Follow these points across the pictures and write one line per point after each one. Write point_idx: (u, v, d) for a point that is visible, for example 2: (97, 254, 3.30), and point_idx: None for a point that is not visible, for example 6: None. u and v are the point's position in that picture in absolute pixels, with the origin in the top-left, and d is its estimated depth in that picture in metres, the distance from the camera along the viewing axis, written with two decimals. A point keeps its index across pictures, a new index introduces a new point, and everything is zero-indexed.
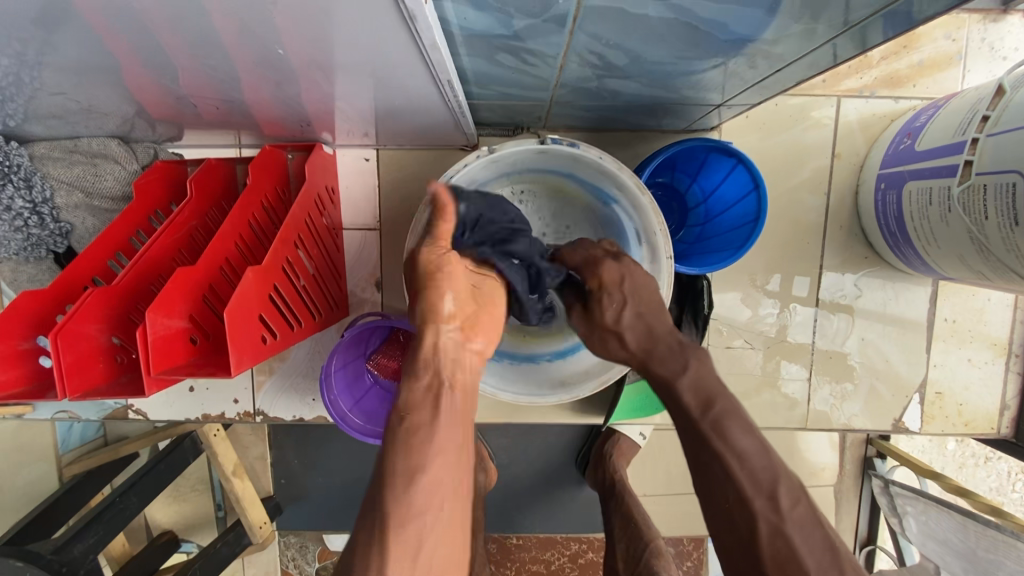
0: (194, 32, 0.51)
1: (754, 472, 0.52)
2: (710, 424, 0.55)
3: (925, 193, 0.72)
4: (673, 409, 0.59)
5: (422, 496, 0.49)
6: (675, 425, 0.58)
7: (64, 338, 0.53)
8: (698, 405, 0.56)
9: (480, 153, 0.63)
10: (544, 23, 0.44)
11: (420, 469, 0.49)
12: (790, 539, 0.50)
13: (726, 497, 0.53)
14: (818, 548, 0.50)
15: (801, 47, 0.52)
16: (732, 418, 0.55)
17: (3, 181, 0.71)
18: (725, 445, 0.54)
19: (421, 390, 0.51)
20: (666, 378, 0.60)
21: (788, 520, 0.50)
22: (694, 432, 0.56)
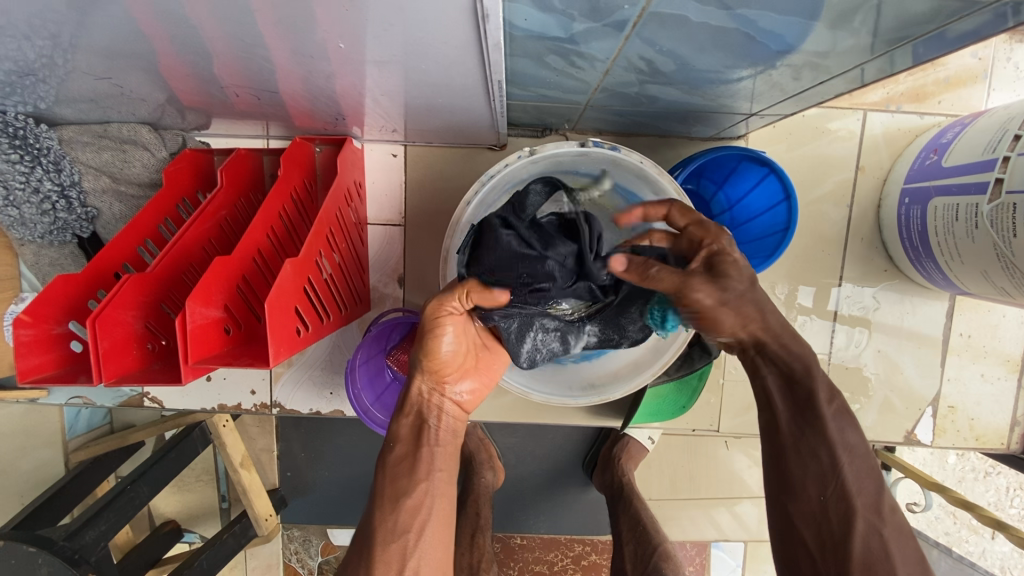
0: (241, 23, 0.51)
1: (861, 475, 0.53)
2: (832, 415, 0.54)
3: (950, 209, 0.73)
4: (795, 393, 0.55)
5: (405, 518, 0.59)
6: (789, 408, 0.55)
7: (102, 324, 0.53)
8: (819, 397, 0.54)
9: (521, 153, 0.64)
10: (602, 27, 0.44)
11: (405, 493, 0.60)
12: (886, 547, 0.51)
13: (823, 489, 0.53)
14: (909, 558, 0.51)
15: (844, 62, 0.53)
16: (848, 420, 0.54)
17: (32, 164, 0.72)
18: (840, 440, 0.53)
19: (404, 425, 0.62)
20: (797, 360, 0.56)
21: (886, 524, 0.52)
22: (813, 418, 0.54)
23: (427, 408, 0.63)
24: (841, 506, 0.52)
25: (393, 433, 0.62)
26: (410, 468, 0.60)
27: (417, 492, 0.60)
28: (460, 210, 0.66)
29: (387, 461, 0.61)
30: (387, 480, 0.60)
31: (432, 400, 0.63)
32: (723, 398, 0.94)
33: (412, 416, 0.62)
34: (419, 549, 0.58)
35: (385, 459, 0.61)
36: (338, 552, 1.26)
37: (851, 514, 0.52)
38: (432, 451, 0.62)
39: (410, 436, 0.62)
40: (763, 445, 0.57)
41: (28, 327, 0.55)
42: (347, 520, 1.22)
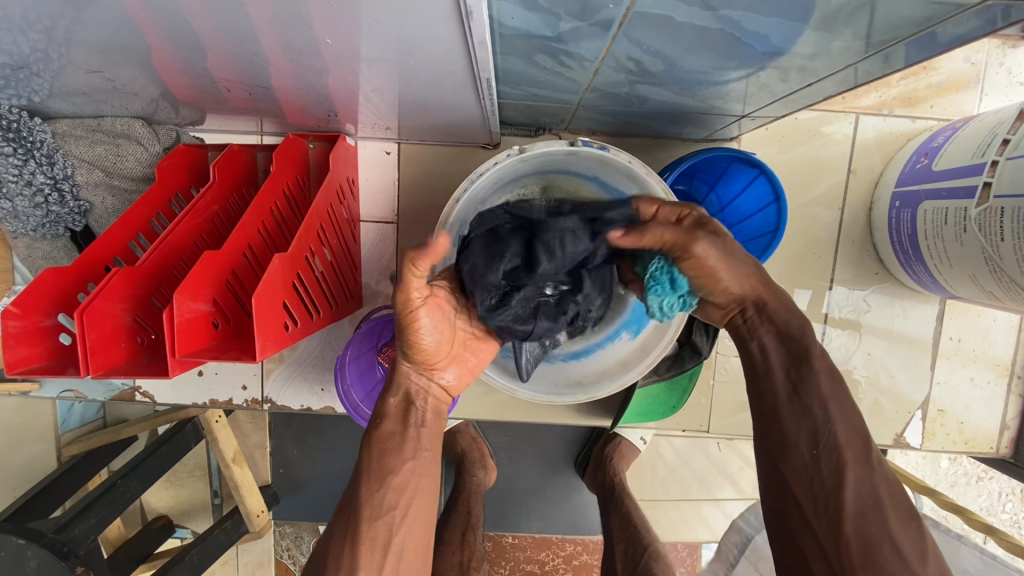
0: (232, 19, 0.51)
1: (852, 429, 0.54)
2: (823, 371, 0.56)
3: (940, 213, 0.73)
4: (787, 351, 0.58)
5: (392, 496, 0.57)
6: (782, 367, 0.58)
7: (90, 316, 0.54)
8: (790, 360, 0.58)
9: (510, 151, 0.64)
10: (589, 27, 0.44)
11: (392, 472, 0.58)
12: (878, 498, 0.51)
13: (814, 443, 0.53)
14: (902, 508, 0.51)
15: (831, 65, 0.53)
16: (839, 375, 0.56)
17: (25, 157, 0.72)
18: (827, 395, 0.55)
19: (392, 403, 0.61)
20: (792, 320, 0.60)
21: (877, 475, 0.52)
22: (805, 373, 0.56)
23: (413, 393, 0.62)
24: (831, 457, 0.53)
25: (381, 413, 0.60)
26: (397, 444, 0.59)
27: (406, 472, 0.58)
28: (449, 208, 0.65)
29: (381, 441, 0.59)
30: (374, 457, 0.58)
31: (420, 382, 0.62)
32: (714, 399, 0.94)
33: (402, 395, 0.61)
34: (404, 523, 0.57)
35: (370, 436, 0.59)
36: None
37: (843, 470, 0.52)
38: (419, 430, 0.61)
39: (398, 414, 0.60)
40: (756, 410, 0.58)
41: (17, 319, 0.55)
42: None
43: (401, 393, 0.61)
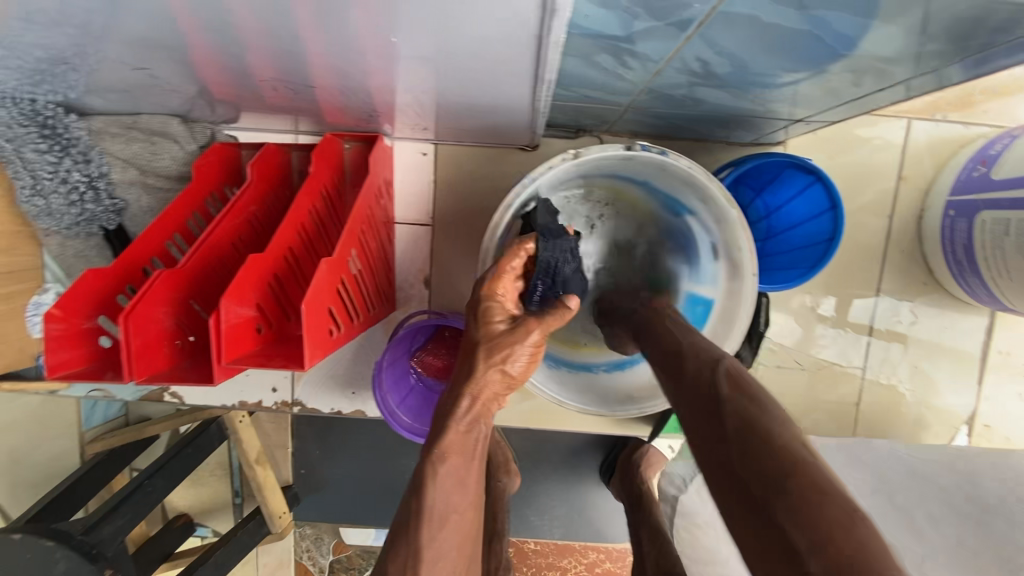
0: (284, 16, 0.49)
1: (696, 360, 0.54)
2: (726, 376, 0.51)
3: (1001, 223, 0.70)
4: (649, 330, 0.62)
5: (448, 529, 0.55)
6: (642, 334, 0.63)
7: (134, 320, 0.52)
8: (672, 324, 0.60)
9: (565, 156, 0.61)
10: (665, 27, 0.42)
11: (453, 509, 0.56)
12: (726, 414, 0.48)
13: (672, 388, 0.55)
14: (751, 419, 0.46)
15: (910, 69, 0.50)
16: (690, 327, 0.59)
17: (60, 154, 0.72)
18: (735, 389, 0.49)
19: (460, 433, 0.56)
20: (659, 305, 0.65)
21: (726, 395, 0.49)
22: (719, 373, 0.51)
23: (480, 413, 0.57)
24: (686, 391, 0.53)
25: (445, 448, 0.55)
26: (461, 479, 0.56)
27: (462, 505, 0.57)
28: (499, 214, 0.63)
29: (437, 474, 0.55)
30: (437, 495, 0.55)
31: (492, 393, 0.56)
32: None
33: (468, 425, 0.56)
34: (461, 556, 0.56)
35: (438, 476, 0.55)
36: (350, 551, 1.26)
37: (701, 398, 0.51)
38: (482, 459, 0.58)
39: (464, 446, 0.56)
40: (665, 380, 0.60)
41: (59, 322, 0.54)
42: (361, 519, 1.20)
43: (470, 421, 0.56)
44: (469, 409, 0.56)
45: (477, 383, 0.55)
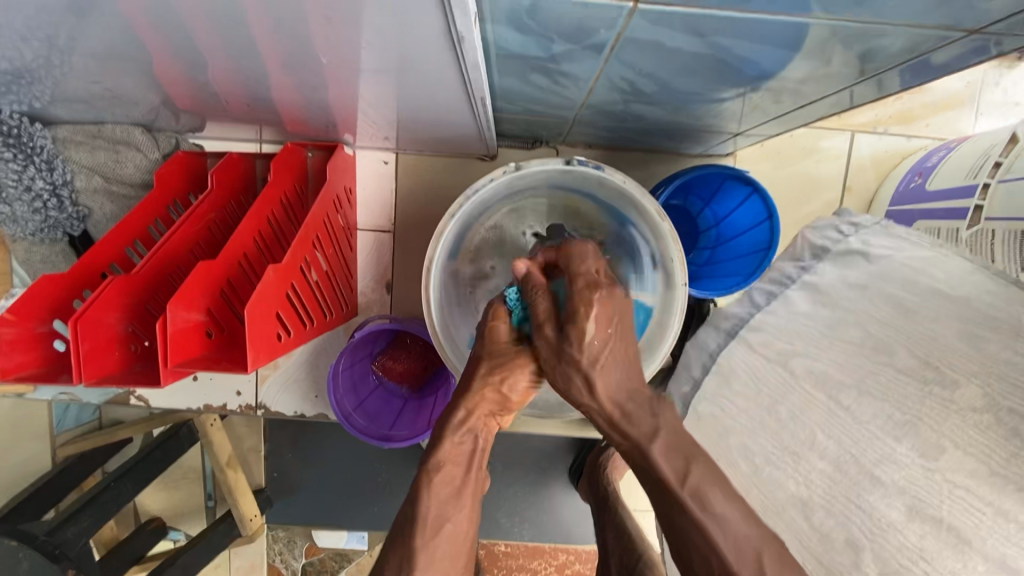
0: (232, 32, 0.52)
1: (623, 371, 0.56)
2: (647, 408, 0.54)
3: (933, 232, 0.73)
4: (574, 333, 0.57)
5: (446, 546, 0.52)
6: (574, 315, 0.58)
7: (84, 324, 0.54)
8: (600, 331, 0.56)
9: (506, 169, 0.65)
10: (582, 49, 0.45)
11: (448, 518, 0.53)
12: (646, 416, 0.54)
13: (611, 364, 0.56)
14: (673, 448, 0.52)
15: (825, 88, 0.53)
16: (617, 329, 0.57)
17: (24, 163, 0.72)
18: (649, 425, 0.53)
19: (453, 445, 0.55)
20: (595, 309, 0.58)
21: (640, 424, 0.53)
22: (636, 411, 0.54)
23: (478, 429, 0.58)
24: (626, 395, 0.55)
25: (440, 458, 0.55)
26: (455, 492, 0.54)
27: (462, 519, 0.53)
28: (443, 223, 0.66)
29: (431, 486, 0.53)
30: (430, 505, 0.53)
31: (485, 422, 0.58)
32: None
33: (464, 434, 0.56)
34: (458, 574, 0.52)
35: (432, 482, 0.53)
36: (323, 554, 1.25)
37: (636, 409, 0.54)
38: (479, 475, 0.56)
39: (457, 457, 0.55)
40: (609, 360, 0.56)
41: (12, 325, 0.56)
42: (331, 521, 1.21)
43: (465, 433, 0.56)
44: (463, 420, 0.56)
45: (471, 396, 0.57)
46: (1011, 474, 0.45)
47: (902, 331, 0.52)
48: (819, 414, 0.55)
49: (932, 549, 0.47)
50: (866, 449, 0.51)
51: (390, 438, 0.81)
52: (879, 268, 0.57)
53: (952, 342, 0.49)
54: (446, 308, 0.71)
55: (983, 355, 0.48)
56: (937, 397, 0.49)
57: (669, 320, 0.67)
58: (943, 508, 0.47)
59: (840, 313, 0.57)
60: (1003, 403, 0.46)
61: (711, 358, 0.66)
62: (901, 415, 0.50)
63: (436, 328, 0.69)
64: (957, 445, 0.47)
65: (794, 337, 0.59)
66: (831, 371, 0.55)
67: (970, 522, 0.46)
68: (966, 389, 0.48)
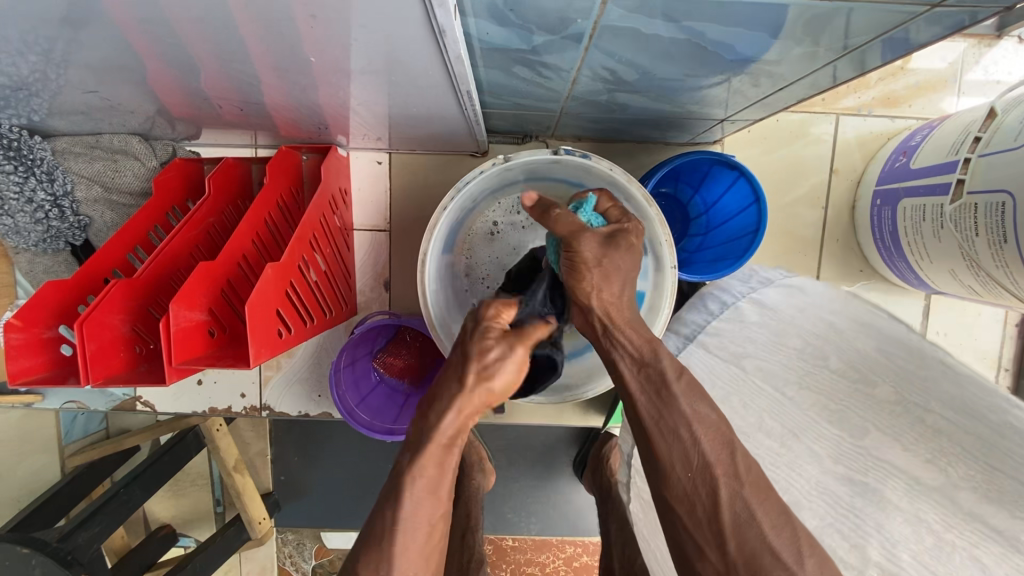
0: (224, 38, 0.53)
1: (718, 447, 0.52)
2: (691, 415, 0.54)
3: (919, 210, 0.75)
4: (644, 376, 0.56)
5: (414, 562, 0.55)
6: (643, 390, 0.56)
7: (89, 327, 0.56)
8: (673, 371, 0.56)
9: (495, 161, 0.66)
10: (562, 39, 0.46)
11: (425, 516, 0.56)
12: (751, 509, 0.50)
13: (687, 466, 0.53)
14: (777, 518, 0.50)
15: (804, 68, 0.55)
16: (700, 394, 0.55)
17: (26, 174, 0.74)
18: (691, 413, 0.54)
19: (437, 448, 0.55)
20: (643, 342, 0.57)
21: (746, 486, 0.51)
22: (666, 398, 0.55)
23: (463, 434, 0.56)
24: (704, 478, 0.52)
25: (420, 461, 0.55)
26: (434, 484, 0.56)
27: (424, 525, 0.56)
28: (436, 214, 0.67)
29: (410, 485, 0.55)
30: (407, 507, 0.55)
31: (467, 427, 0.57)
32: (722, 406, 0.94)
33: (450, 439, 0.55)
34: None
35: (412, 483, 0.55)
36: (332, 555, 1.27)
37: (716, 481, 0.51)
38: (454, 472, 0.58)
39: (439, 458, 0.56)
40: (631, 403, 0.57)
41: (20, 331, 0.57)
42: (339, 522, 1.22)
43: (451, 433, 0.55)
44: (452, 424, 0.54)
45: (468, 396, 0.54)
46: (920, 449, 0.53)
47: (830, 340, 0.61)
48: (765, 401, 0.62)
49: (861, 506, 0.53)
50: (806, 431, 0.59)
51: (394, 432, 0.83)
52: (814, 298, 0.65)
53: (865, 350, 0.58)
54: (442, 303, 0.72)
55: (895, 362, 0.56)
56: (861, 392, 0.57)
57: (661, 304, 0.69)
58: (870, 476, 0.54)
59: (782, 324, 0.64)
60: (910, 398, 0.54)
61: (671, 358, 0.71)
62: (835, 406, 0.58)
63: (435, 323, 0.70)
64: (878, 428, 0.55)
65: (745, 342, 0.66)
66: (779, 369, 0.62)
67: (889, 485, 0.53)
68: (883, 387, 0.56)
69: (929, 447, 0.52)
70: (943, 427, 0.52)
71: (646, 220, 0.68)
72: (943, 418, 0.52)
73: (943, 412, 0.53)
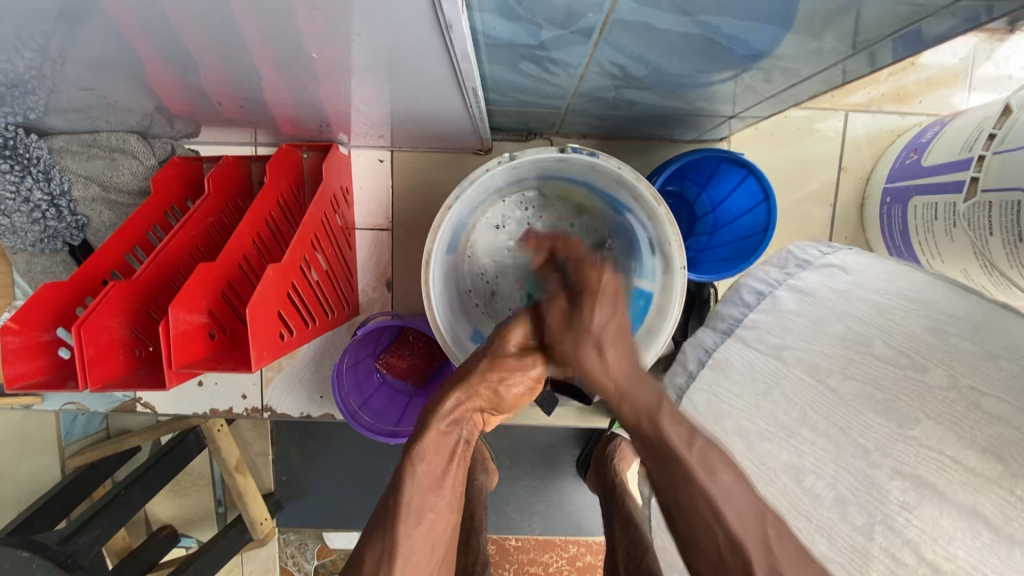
0: (223, 34, 0.52)
1: (745, 514, 0.47)
2: (696, 461, 0.50)
3: (930, 208, 0.74)
4: (653, 450, 0.53)
5: None
6: (651, 458, 0.53)
7: (87, 330, 0.55)
8: (683, 440, 0.52)
9: (501, 159, 0.65)
10: (571, 34, 0.45)
11: (430, 508, 0.55)
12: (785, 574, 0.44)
13: (713, 538, 0.47)
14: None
15: (817, 63, 0.53)
16: (716, 456, 0.51)
17: (21, 174, 0.73)
18: (712, 483, 0.49)
19: (426, 471, 0.55)
20: (642, 412, 0.54)
21: (780, 556, 0.45)
22: (680, 473, 0.50)
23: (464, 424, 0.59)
24: (732, 548, 0.46)
25: (422, 449, 0.56)
26: (439, 479, 0.56)
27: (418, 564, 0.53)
28: (441, 213, 0.65)
29: (415, 474, 0.55)
30: (414, 494, 0.54)
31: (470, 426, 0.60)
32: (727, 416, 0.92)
33: (450, 427, 0.58)
34: None
35: (416, 474, 0.54)
36: (334, 556, 1.26)
37: (743, 550, 0.46)
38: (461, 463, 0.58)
39: (441, 448, 0.56)
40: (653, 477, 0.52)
41: (16, 334, 0.56)
42: (342, 523, 1.21)
43: (451, 422, 0.58)
44: (450, 410, 0.57)
45: (470, 385, 0.58)
46: (977, 438, 0.48)
47: (878, 327, 0.57)
48: (807, 395, 0.58)
49: (911, 500, 0.50)
50: (851, 423, 0.55)
51: (397, 434, 0.82)
52: (856, 278, 0.62)
53: (919, 336, 0.54)
54: (447, 303, 0.71)
55: (946, 344, 0.52)
56: (910, 378, 0.53)
57: (670, 304, 0.68)
58: (921, 470, 0.50)
59: (824, 311, 0.61)
60: (964, 382, 0.50)
61: (708, 354, 0.68)
62: (882, 396, 0.54)
63: (439, 324, 0.68)
64: (931, 417, 0.50)
65: (784, 332, 0.62)
66: (820, 360, 0.59)
67: (943, 478, 0.49)
68: (935, 372, 0.52)
69: (986, 436, 0.48)
70: (1000, 415, 0.48)
71: (655, 221, 0.67)
72: (998, 404, 0.48)
73: (1000, 399, 0.48)
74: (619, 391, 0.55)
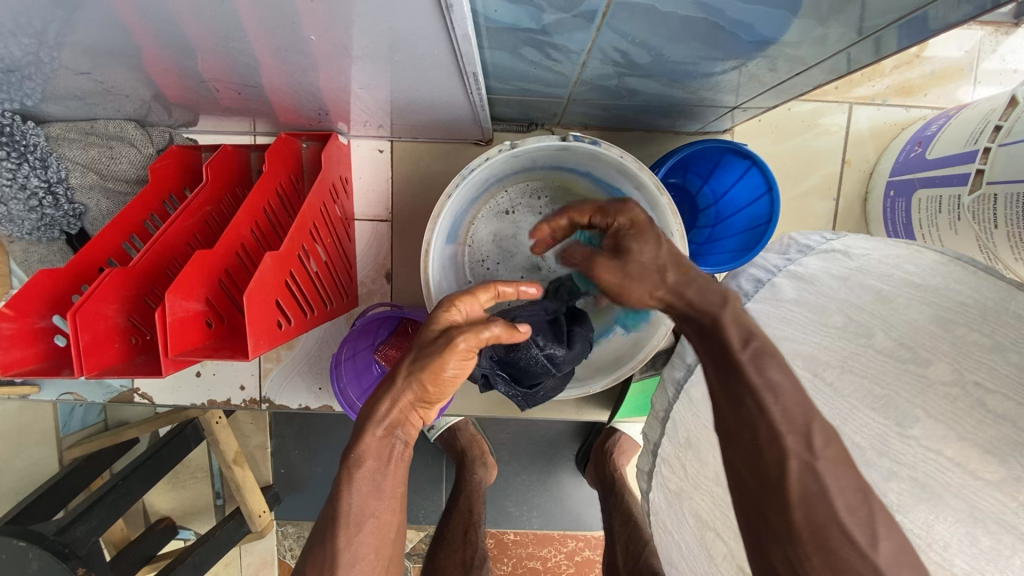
0: (220, 19, 0.51)
1: (793, 410, 0.45)
2: (749, 361, 0.48)
3: (934, 201, 0.73)
4: (709, 348, 0.52)
5: None
6: (709, 364, 0.51)
7: (82, 317, 0.54)
8: (738, 339, 0.50)
9: (502, 147, 0.64)
10: (574, 18, 0.44)
11: (371, 511, 0.54)
12: (823, 483, 0.41)
13: (754, 432, 0.45)
14: (852, 498, 0.41)
15: (821, 51, 0.53)
16: (772, 360, 0.48)
17: (18, 161, 0.72)
18: (760, 381, 0.46)
19: (376, 441, 0.55)
20: (706, 315, 0.53)
21: (821, 459, 0.42)
22: (731, 368, 0.48)
23: (401, 425, 0.57)
24: (772, 446, 0.44)
25: (360, 452, 0.54)
26: (380, 480, 0.54)
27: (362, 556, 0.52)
28: (440, 202, 0.64)
29: (352, 479, 0.54)
30: (353, 501, 0.53)
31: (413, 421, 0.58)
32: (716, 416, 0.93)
33: (388, 428, 0.56)
34: None
35: (352, 477, 0.53)
36: None
37: (785, 449, 0.43)
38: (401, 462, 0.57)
39: (381, 450, 0.55)
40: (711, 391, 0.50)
41: (11, 320, 0.56)
42: None
43: (388, 425, 0.56)
44: (386, 412, 0.55)
45: (404, 377, 0.55)
46: (979, 439, 0.47)
47: (879, 316, 0.56)
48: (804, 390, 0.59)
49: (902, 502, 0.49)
50: (848, 420, 0.55)
51: None
52: (859, 264, 0.62)
53: (922, 325, 0.53)
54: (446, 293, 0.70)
55: (952, 336, 0.51)
56: (913, 372, 0.52)
57: None
58: (915, 472, 0.49)
59: (824, 300, 0.62)
60: (969, 378, 0.49)
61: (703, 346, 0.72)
62: (881, 390, 0.53)
63: None
64: (931, 415, 0.49)
65: (782, 324, 0.64)
66: (818, 352, 0.59)
67: (941, 480, 0.48)
68: (937, 366, 0.50)
69: (988, 437, 0.46)
70: (1005, 414, 0.46)
71: (658, 211, 0.66)
72: (1005, 402, 0.46)
73: (1005, 395, 0.46)
74: (690, 311, 0.55)
